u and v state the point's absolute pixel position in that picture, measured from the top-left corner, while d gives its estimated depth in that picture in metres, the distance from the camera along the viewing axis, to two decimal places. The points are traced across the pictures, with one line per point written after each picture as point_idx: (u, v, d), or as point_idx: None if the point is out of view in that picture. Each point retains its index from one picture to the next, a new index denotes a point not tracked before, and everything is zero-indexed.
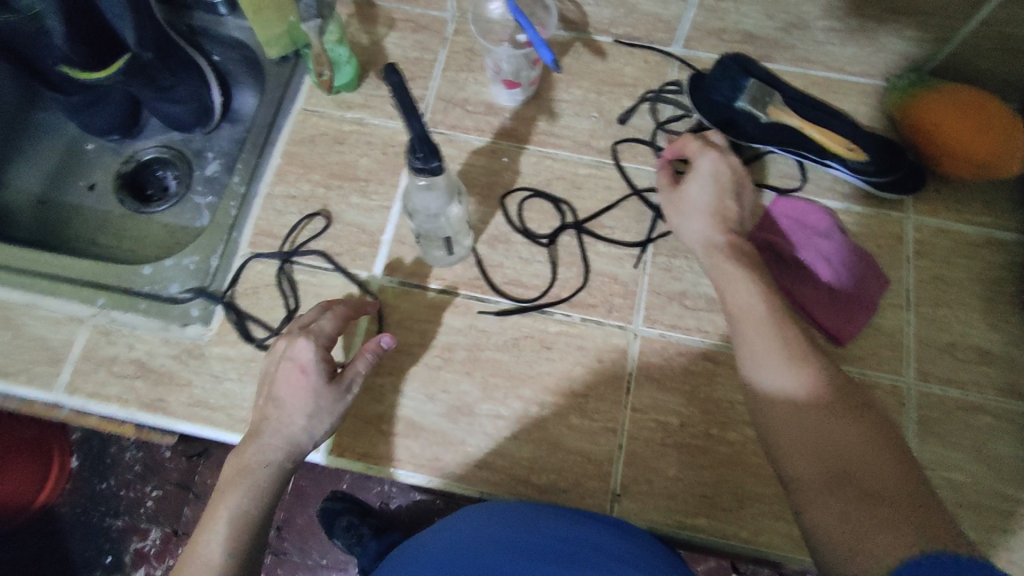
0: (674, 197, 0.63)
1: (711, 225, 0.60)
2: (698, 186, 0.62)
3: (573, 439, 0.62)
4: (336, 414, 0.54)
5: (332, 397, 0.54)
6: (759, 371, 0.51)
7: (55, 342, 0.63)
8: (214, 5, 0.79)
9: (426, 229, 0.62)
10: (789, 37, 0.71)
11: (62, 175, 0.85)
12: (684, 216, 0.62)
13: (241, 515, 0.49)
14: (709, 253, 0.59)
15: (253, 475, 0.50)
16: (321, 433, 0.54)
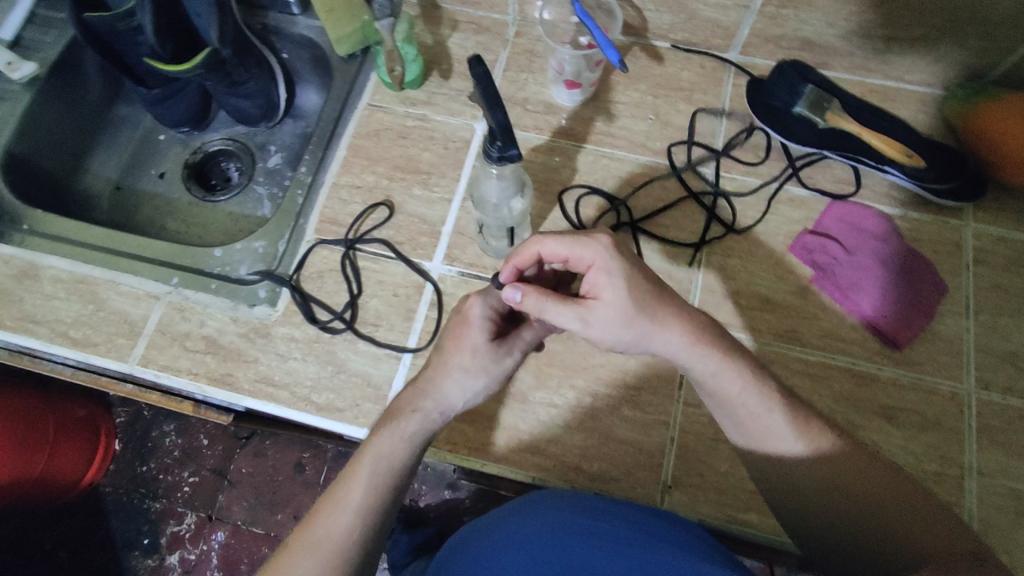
0: (601, 309, 0.49)
1: (670, 319, 0.50)
2: (618, 288, 0.49)
3: (625, 429, 0.63)
4: (496, 374, 0.55)
5: (504, 359, 0.55)
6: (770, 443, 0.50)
7: (133, 316, 0.67)
8: (287, 5, 0.83)
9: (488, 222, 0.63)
10: (848, 45, 0.71)
11: (137, 163, 0.89)
12: (630, 331, 0.50)
13: (388, 458, 0.51)
14: (689, 354, 0.50)
15: (403, 421, 0.53)
16: (479, 391, 0.55)
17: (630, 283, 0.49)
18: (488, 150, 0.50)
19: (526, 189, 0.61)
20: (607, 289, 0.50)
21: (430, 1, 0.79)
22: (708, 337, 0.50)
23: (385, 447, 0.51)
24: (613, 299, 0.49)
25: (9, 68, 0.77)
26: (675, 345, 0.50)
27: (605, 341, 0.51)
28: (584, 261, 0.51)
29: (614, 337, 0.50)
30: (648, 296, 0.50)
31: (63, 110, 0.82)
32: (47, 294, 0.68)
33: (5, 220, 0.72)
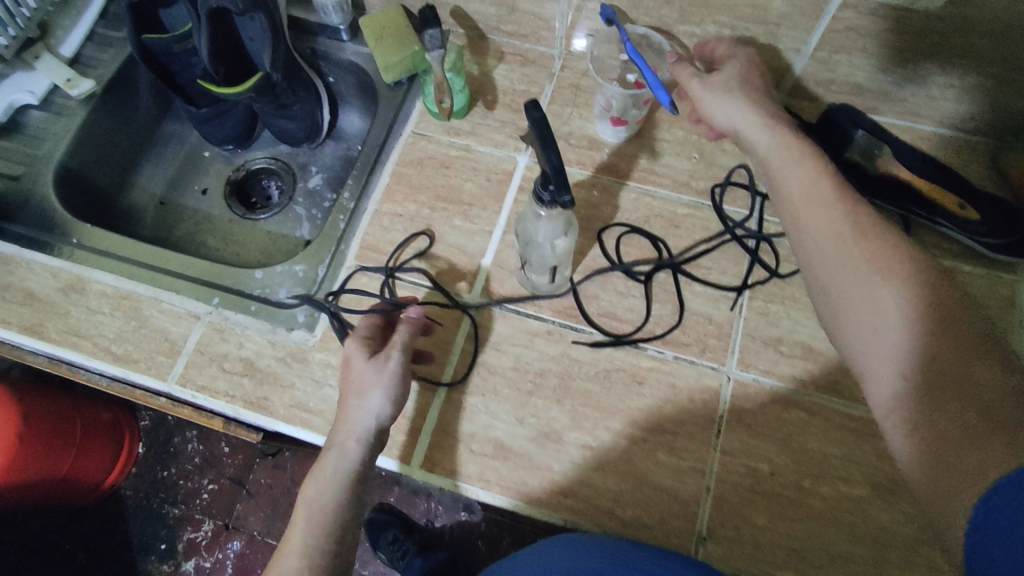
0: (718, 81, 0.67)
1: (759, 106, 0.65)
2: (738, 65, 0.68)
3: (659, 475, 0.61)
4: (390, 383, 0.59)
5: (383, 364, 0.59)
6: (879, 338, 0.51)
7: (174, 335, 0.68)
8: (337, 31, 0.83)
9: (532, 257, 0.63)
10: (901, 91, 0.70)
11: (181, 179, 0.91)
12: (725, 93, 0.66)
13: (319, 501, 0.56)
14: (774, 146, 0.62)
15: (323, 464, 0.58)
16: (381, 405, 0.58)
17: (748, 70, 0.68)
18: (539, 194, 0.50)
19: (573, 232, 0.60)
20: (732, 71, 0.68)
21: (478, 32, 0.80)
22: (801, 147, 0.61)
23: (313, 490, 0.57)
24: (729, 77, 0.67)
25: (68, 84, 0.79)
26: (737, 115, 0.65)
27: (707, 105, 0.67)
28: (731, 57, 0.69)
29: (713, 98, 0.67)
30: (754, 94, 0.66)
31: (115, 126, 0.84)
32: (92, 308, 0.69)
33: (54, 233, 0.74)
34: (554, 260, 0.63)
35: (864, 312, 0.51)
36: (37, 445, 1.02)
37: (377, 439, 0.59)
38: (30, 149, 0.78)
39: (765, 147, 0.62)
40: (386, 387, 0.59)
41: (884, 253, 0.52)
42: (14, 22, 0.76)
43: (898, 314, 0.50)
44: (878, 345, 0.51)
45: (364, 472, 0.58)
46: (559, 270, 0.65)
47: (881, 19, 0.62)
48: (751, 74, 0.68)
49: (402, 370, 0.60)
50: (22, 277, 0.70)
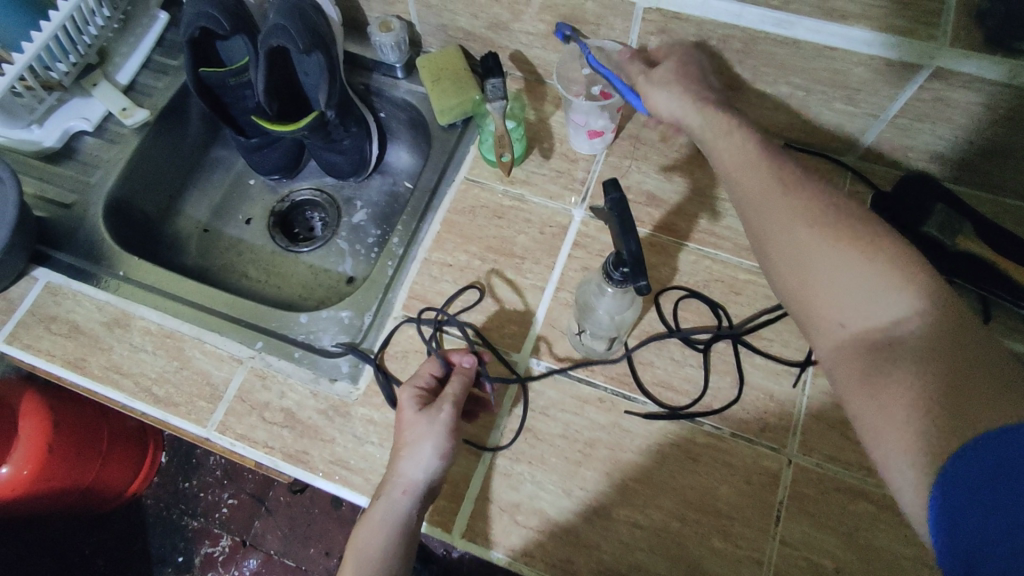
0: (658, 73, 0.63)
1: (692, 91, 0.61)
2: (679, 61, 0.64)
3: (713, 563, 0.58)
4: (440, 435, 0.57)
5: (433, 415, 0.58)
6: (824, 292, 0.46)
7: (215, 378, 0.66)
8: (393, 68, 0.82)
9: (590, 324, 0.63)
10: (985, 163, 0.66)
11: (225, 208, 0.90)
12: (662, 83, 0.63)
13: (367, 554, 0.54)
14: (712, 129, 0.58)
15: (373, 513, 0.56)
16: (433, 458, 0.56)
17: (688, 64, 0.64)
18: (609, 272, 0.49)
19: (635, 307, 0.61)
20: (669, 63, 0.64)
21: (537, 76, 0.78)
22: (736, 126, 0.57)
23: (363, 537, 0.55)
24: (668, 68, 0.63)
25: (123, 113, 0.79)
26: (677, 103, 0.61)
27: (651, 97, 0.63)
28: (669, 52, 0.65)
29: (656, 93, 0.62)
30: (692, 82, 0.62)
31: (164, 154, 0.84)
32: (135, 344, 0.68)
33: (101, 265, 0.73)
34: (616, 327, 0.62)
35: (803, 264, 0.47)
36: (66, 454, 1.01)
37: (427, 496, 0.57)
38: (81, 176, 0.78)
39: (704, 130, 0.58)
40: (436, 440, 0.57)
41: (822, 200, 0.49)
42: (75, 49, 0.76)
43: (840, 265, 0.45)
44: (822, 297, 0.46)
45: (413, 527, 0.56)
46: (620, 337, 0.64)
47: (974, 94, 0.58)
48: (690, 67, 0.64)
49: (453, 425, 0.58)
50: (68, 309, 0.70)
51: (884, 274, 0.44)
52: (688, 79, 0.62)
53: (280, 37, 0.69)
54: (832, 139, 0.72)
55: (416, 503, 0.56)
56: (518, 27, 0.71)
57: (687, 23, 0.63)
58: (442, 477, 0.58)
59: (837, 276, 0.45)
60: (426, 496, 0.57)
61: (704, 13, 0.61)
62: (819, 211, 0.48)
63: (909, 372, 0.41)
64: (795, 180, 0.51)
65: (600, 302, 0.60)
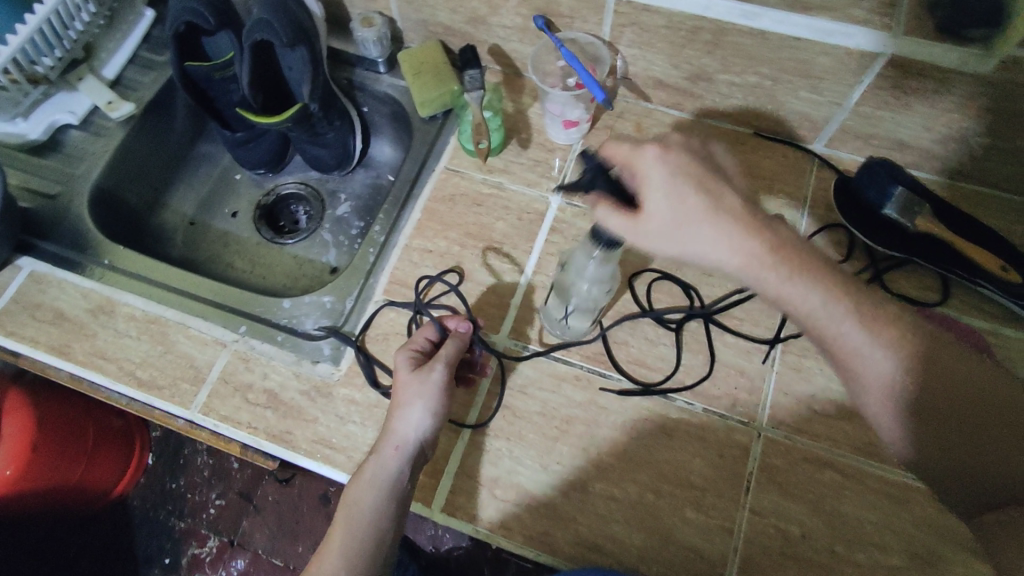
0: (655, 232, 0.50)
1: (735, 228, 0.49)
2: (677, 172, 0.51)
3: (686, 533, 0.59)
4: (435, 394, 0.59)
5: (427, 375, 0.59)
6: (869, 373, 0.48)
7: (199, 362, 0.68)
8: (375, 63, 0.84)
9: (570, 305, 0.63)
10: (943, 149, 0.69)
11: (211, 201, 0.91)
12: (679, 238, 0.50)
13: (361, 509, 0.55)
14: (755, 272, 0.49)
15: (365, 472, 0.57)
16: (428, 419, 0.59)
17: (683, 171, 0.51)
18: (597, 235, 0.53)
19: (611, 281, 0.61)
20: (660, 205, 0.50)
21: (514, 70, 0.80)
22: (785, 262, 0.49)
23: (356, 495, 0.56)
24: (667, 215, 0.50)
25: (109, 107, 0.80)
26: (726, 252, 0.49)
27: (666, 253, 0.51)
28: (643, 169, 0.51)
29: (672, 246, 0.51)
30: (708, 206, 0.50)
31: (150, 148, 0.85)
32: (119, 330, 0.69)
33: (86, 253, 0.74)
34: (596, 300, 0.62)
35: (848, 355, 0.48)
36: (51, 453, 1.00)
37: (417, 456, 0.58)
38: (67, 168, 0.79)
39: (747, 277, 0.49)
40: (429, 399, 0.59)
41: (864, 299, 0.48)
42: (61, 44, 0.78)
43: (878, 354, 0.47)
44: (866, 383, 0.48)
45: (403, 485, 0.57)
46: (600, 312, 0.64)
47: (928, 81, 0.61)
48: (690, 181, 0.51)
49: (445, 385, 0.60)
50: (53, 296, 0.71)
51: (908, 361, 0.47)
52: (711, 202, 0.50)
53: (265, 31, 0.71)
54: (799, 128, 0.75)
55: (409, 461, 0.57)
56: (495, 22, 0.74)
57: (657, 14, 0.66)
58: (435, 437, 0.60)
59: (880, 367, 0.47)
60: (417, 456, 0.58)
61: (671, 4, 0.64)
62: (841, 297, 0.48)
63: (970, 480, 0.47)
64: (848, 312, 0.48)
65: (578, 275, 0.60)
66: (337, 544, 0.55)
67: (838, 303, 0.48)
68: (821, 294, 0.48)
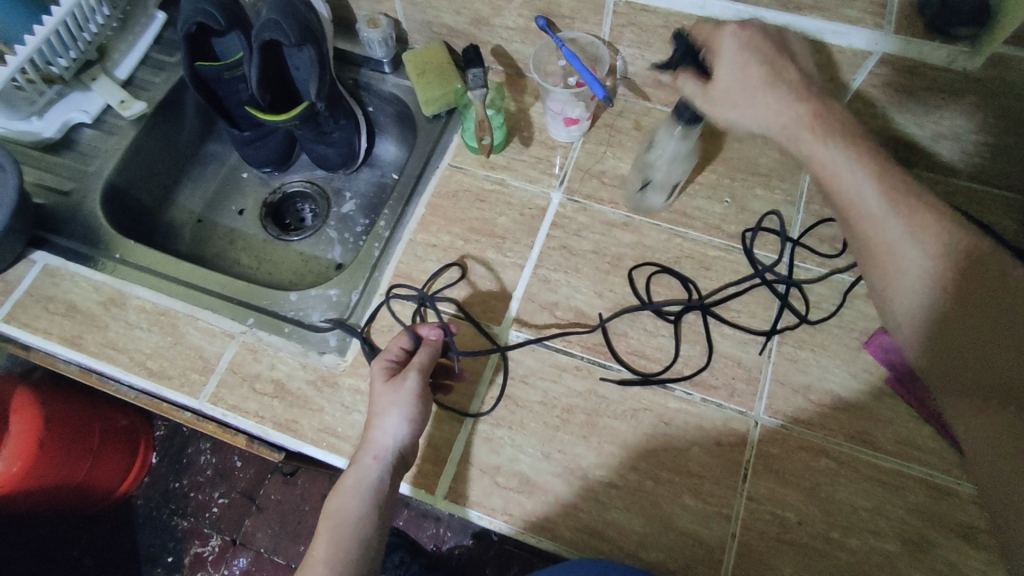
0: (719, 96, 0.57)
1: (787, 92, 0.54)
2: (746, 44, 0.55)
3: (684, 519, 0.61)
4: (410, 402, 0.60)
5: (401, 384, 0.60)
6: (895, 255, 0.50)
7: (208, 353, 0.69)
8: (380, 64, 0.86)
9: (654, 173, 0.71)
10: (935, 146, 0.71)
11: (219, 199, 0.93)
12: (740, 101, 0.56)
13: (344, 516, 0.56)
14: (801, 137, 0.53)
15: (345, 482, 0.58)
16: (405, 425, 0.59)
17: (754, 41, 0.56)
18: (681, 109, 0.62)
19: (690, 159, 0.70)
20: (727, 70, 0.56)
21: (516, 70, 0.82)
22: (829, 128, 0.53)
23: (338, 505, 0.57)
24: (731, 77, 0.56)
25: (121, 105, 0.82)
26: (775, 112, 0.54)
27: (730, 116, 0.57)
28: (716, 42, 0.57)
29: (731, 109, 0.56)
30: (769, 71, 0.55)
31: (161, 147, 0.87)
32: (131, 322, 0.71)
33: (98, 248, 0.76)
34: (674, 176, 0.70)
35: (878, 229, 0.50)
36: (57, 450, 1.01)
37: (398, 462, 0.59)
38: (80, 165, 0.81)
39: (791, 138, 0.54)
40: (405, 406, 0.59)
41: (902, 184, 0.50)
42: (76, 45, 0.80)
43: (908, 233, 0.49)
44: (891, 268, 0.50)
45: (386, 491, 0.58)
46: (674, 191, 0.72)
47: (918, 78, 0.63)
48: (757, 49, 0.55)
49: (421, 391, 0.61)
50: (66, 289, 0.73)
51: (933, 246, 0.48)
52: (775, 72, 0.55)
53: (273, 32, 0.73)
54: None
55: (387, 469, 0.58)
56: (498, 23, 0.76)
57: (654, 15, 0.68)
58: (413, 445, 0.61)
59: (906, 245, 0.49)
60: (396, 464, 0.59)
61: (668, 5, 0.66)
62: (879, 175, 0.50)
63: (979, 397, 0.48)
64: (885, 189, 0.50)
65: (664, 146, 0.69)
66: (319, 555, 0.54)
67: (874, 178, 0.50)
68: (859, 162, 0.51)
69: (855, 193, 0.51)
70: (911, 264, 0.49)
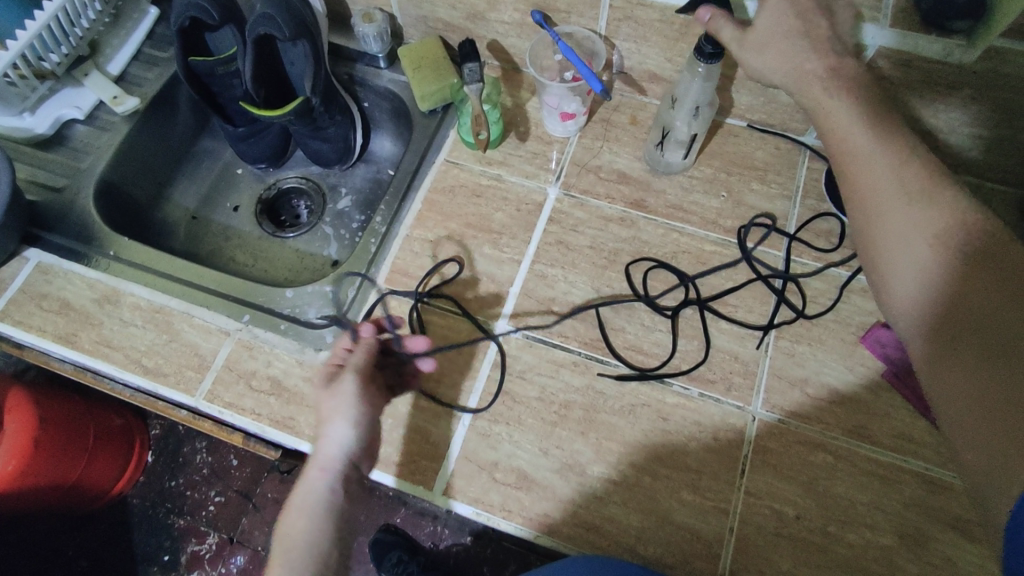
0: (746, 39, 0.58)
1: (807, 46, 0.57)
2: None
3: (682, 514, 0.61)
4: (350, 405, 0.59)
5: (339, 388, 0.60)
6: (889, 212, 0.53)
7: (204, 350, 0.69)
8: (375, 59, 0.85)
9: (671, 125, 0.72)
10: (932, 140, 0.71)
11: (214, 196, 0.93)
12: (766, 46, 0.58)
13: (297, 534, 0.55)
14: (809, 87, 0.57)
15: (296, 498, 0.58)
16: (348, 430, 0.59)
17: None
18: (701, 47, 0.61)
19: (710, 110, 0.70)
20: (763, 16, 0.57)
21: (513, 65, 0.82)
22: (842, 84, 0.56)
23: (291, 523, 0.56)
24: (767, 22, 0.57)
25: (114, 101, 0.82)
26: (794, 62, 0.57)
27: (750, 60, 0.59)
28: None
29: (752, 54, 0.58)
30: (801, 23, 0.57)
31: (154, 143, 0.86)
32: (125, 320, 0.70)
33: (92, 245, 0.76)
34: (693, 129, 0.71)
35: (877, 186, 0.54)
36: (52, 449, 1.01)
37: (347, 471, 0.59)
38: (72, 161, 0.80)
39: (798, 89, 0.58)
40: (349, 410, 0.59)
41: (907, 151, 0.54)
42: (67, 40, 0.79)
43: (902, 191, 0.53)
44: (890, 224, 0.53)
45: (337, 503, 0.57)
46: (694, 146, 0.73)
47: (915, 71, 0.63)
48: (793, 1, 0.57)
49: (361, 394, 0.60)
50: (60, 286, 0.72)
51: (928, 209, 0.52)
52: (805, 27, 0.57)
53: (268, 26, 0.72)
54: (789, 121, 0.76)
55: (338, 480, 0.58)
56: (494, 17, 0.75)
57: (651, 8, 0.67)
58: (365, 449, 0.60)
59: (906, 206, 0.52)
60: (347, 472, 0.59)
61: None
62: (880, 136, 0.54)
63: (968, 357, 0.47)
64: (895, 152, 0.54)
65: (684, 93, 0.69)
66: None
67: (877, 140, 0.54)
68: (866, 123, 0.55)
69: (857, 146, 0.54)
70: (905, 217, 0.52)
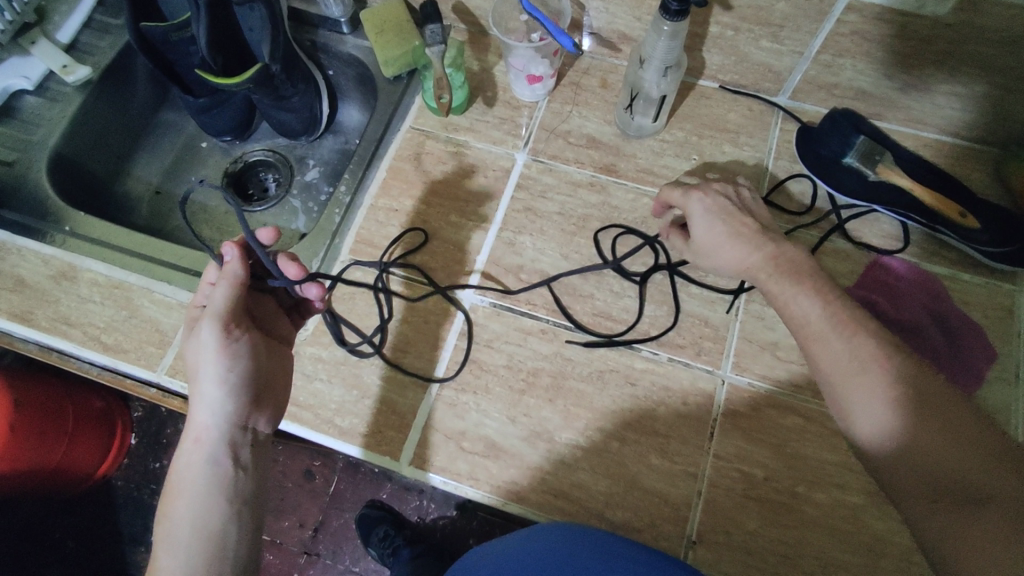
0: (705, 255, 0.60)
1: (747, 242, 0.57)
2: (713, 208, 0.60)
3: (651, 479, 0.60)
4: (218, 358, 0.54)
5: (197, 337, 0.54)
6: (828, 352, 0.50)
7: (165, 325, 0.68)
8: (338, 24, 0.82)
9: (641, 87, 0.69)
10: (905, 98, 0.69)
11: (178, 170, 0.90)
12: (712, 252, 0.59)
13: (187, 521, 0.53)
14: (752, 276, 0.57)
15: (178, 479, 0.54)
16: (223, 390, 0.54)
17: (720, 208, 0.60)
18: (666, 4, 0.57)
19: (678, 68, 0.67)
20: (700, 230, 0.60)
21: (479, 28, 0.79)
22: (784, 265, 0.55)
23: (181, 509, 0.53)
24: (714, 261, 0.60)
25: (64, 70, 0.79)
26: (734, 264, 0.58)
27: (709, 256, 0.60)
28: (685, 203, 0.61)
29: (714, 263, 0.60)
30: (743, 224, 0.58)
31: (111, 116, 0.84)
32: (83, 295, 0.69)
33: (47, 221, 0.73)
34: (663, 89, 0.68)
35: (817, 333, 0.51)
36: (30, 431, 0.98)
37: (228, 436, 0.55)
38: (23, 135, 0.78)
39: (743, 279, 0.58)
40: (212, 366, 0.54)
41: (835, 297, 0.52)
42: (10, 7, 0.77)
43: (844, 331, 0.50)
44: (840, 365, 0.49)
45: (224, 471, 0.55)
46: (664, 106, 0.71)
47: (886, 24, 0.61)
48: (721, 211, 0.59)
49: (227, 344, 0.54)
50: (13, 264, 0.70)
51: (871, 349, 0.48)
52: (732, 228, 0.59)
53: None
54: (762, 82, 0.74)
55: (216, 440, 0.55)
56: None
57: None
58: (246, 402, 0.56)
59: (845, 350, 0.49)
60: (226, 429, 0.55)
61: None
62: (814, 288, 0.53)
63: (950, 503, 0.43)
64: (829, 301, 0.52)
65: (653, 54, 0.65)
66: (165, 541, 0.52)
67: (810, 292, 0.53)
68: (803, 284, 0.54)
69: (794, 297, 0.53)
70: (845, 359, 0.49)
